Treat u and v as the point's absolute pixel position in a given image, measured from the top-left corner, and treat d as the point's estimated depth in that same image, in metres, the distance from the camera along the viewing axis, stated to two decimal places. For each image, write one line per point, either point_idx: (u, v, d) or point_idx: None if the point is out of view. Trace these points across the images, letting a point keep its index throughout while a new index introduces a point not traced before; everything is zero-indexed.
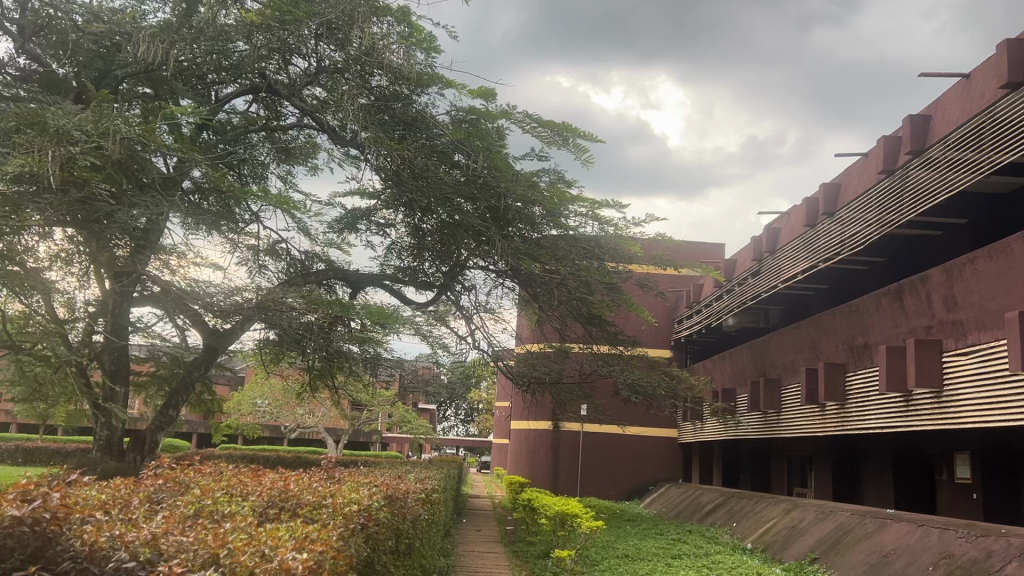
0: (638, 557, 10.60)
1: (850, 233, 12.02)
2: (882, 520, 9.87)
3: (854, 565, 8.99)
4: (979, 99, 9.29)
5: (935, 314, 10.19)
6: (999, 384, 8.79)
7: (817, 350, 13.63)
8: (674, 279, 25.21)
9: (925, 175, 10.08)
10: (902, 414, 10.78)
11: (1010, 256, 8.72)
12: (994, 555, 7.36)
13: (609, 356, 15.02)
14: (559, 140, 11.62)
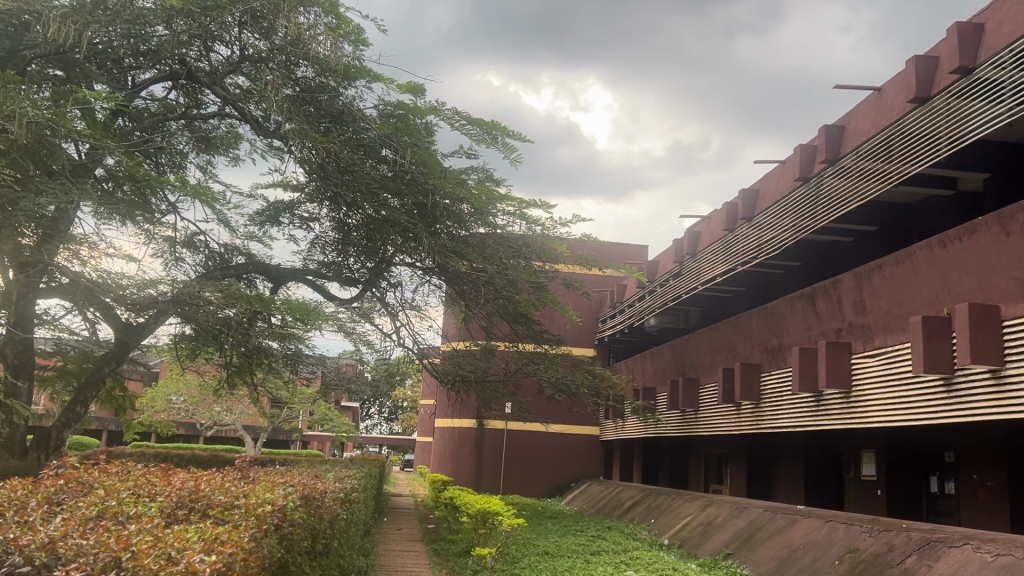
0: (558, 554, 10.70)
1: (768, 238, 12.39)
2: (792, 516, 10.20)
3: (765, 559, 9.26)
4: (889, 112, 9.68)
5: (845, 318, 10.59)
6: (903, 385, 9.20)
7: (735, 351, 14.00)
8: (599, 279, 25.55)
9: (839, 184, 10.47)
10: (813, 413, 11.16)
11: (915, 264, 9.13)
12: (896, 549, 7.70)
13: (535, 354, 15.08)
14: (488, 138, 11.64)
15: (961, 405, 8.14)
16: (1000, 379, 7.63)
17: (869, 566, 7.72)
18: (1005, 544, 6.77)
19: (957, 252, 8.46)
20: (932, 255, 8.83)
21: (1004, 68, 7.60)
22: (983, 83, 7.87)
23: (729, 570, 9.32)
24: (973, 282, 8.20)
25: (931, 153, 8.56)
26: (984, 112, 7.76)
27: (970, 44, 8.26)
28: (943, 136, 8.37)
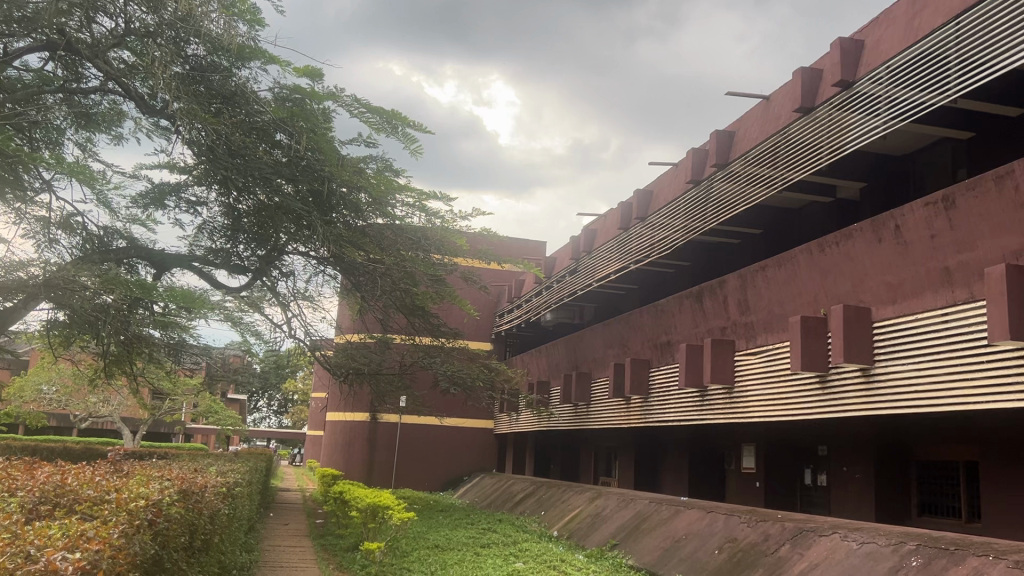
0: (448, 547, 10.69)
1: (660, 237, 12.75)
2: (676, 507, 10.53)
3: (650, 549, 9.53)
4: (776, 120, 10.09)
5: (730, 316, 11.00)
6: (781, 382, 9.63)
7: (626, 347, 14.33)
8: (498, 275, 25.67)
9: (728, 188, 10.86)
10: (697, 408, 11.54)
11: (795, 266, 9.57)
12: (771, 538, 8.07)
13: (431, 347, 15.02)
14: (387, 128, 11.52)
15: (833, 401, 8.60)
16: (869, 376, 8.10)
17: (746, 554, 8.05)
18: (870, 532, 7.20)
19: (833, 256, 8.91)
20: (811, 257, 9.28)
21: (881, 84, 8.04)
22: (862, 96, 8.30)
23: (615, 560, 9.53)
24: (848, 285, 8.66)
25: (813, 161, 8.97)
26: (863, 124, 8.19)
27: (849, 59, 8.71)
28: (824, 146, 8.80)
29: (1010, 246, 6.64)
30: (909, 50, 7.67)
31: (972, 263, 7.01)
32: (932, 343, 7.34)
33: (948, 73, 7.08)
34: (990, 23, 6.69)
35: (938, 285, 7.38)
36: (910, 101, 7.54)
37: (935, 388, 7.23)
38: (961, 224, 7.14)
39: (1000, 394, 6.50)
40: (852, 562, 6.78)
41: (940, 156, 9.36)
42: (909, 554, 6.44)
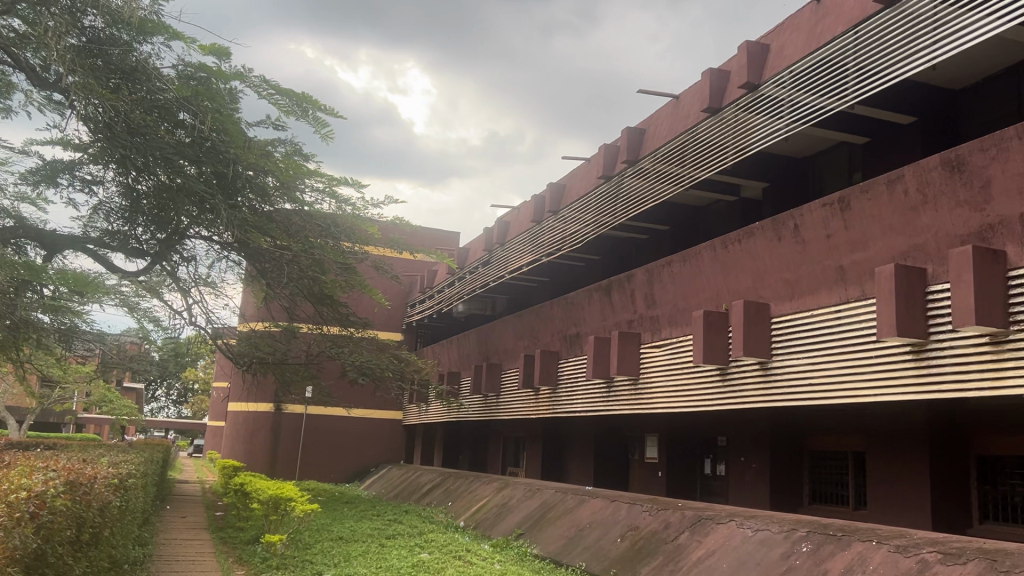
0: (352, 539, 10.56)
1: (572, 231, 12.90)
2: (581, 496, 10.70)
3: (554, 538, 9.65)
4: (685, 120, 10.33)
5: (637, 310, 11.22)
6: (684, 373, 9.90)
7: (536, 339, 14.47)
8: (410, 264, 25.49)
9: (638, 184, 11.08)
10: (603, 400, 11.74)
11: (700, 262, 9.83)
12: (672, 526, 8.30)
13: (339, 337, 14.81)
14: (297, 111, 11.31)
15: (732, 393, 8.89)
16: (766, 369, 8.41)
17: (647, 542, 8.24)
18: (764, 520, 7.49)
19: (736, 253, 9.20)
20: (714, 254, 9.55)
21: (784, 88, 8.33)
22: (766, 99, 8.58)
23: (520, 549, 9.62)
24: (749, 281, 8.96)
25: (718, 161, 9.25)
26: (766, 126, 8.49)
27: (755, 63, 8.98)
28: (729, 146, 9.08)
29: (898, 247, 7.00)
30: (811, 56, 7.98)
31: (864, 262, 7.36)
32: (826, 337, 7.66)
33: (846, 80, 7.40)
34: (886, 34, 7.02)
35: (832, 283, 7.71)
36: (811, 106, 7.84)
37: (826, 381, 7.57)
38: (855, 225, 7.48)
39: (886, 387, 6.85)
40: (746, 548, 7.03)
41: (837, 160, 9.78)
42: (799, 540, 6.73)
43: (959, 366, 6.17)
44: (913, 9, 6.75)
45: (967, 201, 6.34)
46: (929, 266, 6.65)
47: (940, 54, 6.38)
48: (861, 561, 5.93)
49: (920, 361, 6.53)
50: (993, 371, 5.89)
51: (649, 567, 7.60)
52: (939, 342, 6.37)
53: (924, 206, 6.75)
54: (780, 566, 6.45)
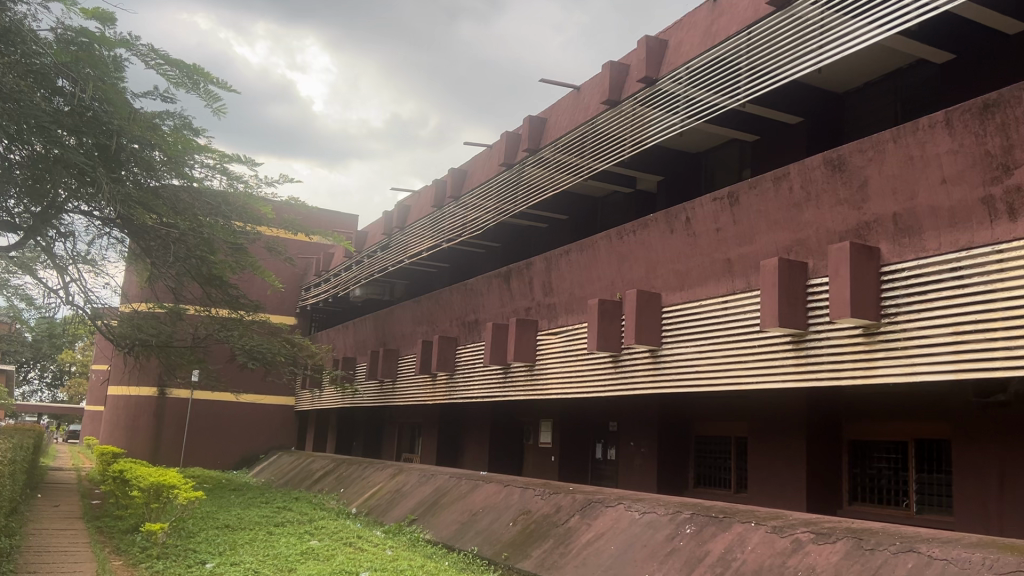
0: (238, 527, 10.28)
1: (472, 218, 12.92)
2: (475, 481, 10.75)
3: (447, 523, 9.67)
4: (585, 110, 10.46)
5: (534, 297, 11.33)
6: (578, 360, 10.09)
7: (434, 325, 14.41)
8: (306, 247, 24.89)
9: (538, 173, 11.17)
10: (500, 386, 11.80)
11: (596, 251, 10.00)
12: (563, 510, 8.45)
13: (229, 320, 14.35)
14: (187, 83, 10.86)
15: (624, 380, 9.11)
16: (657, 357, 8.66)
17: (539, 525, 8.37)
18: (651, 503, 7.73)
19: (630, 244, 9.40)
20: (610, 244, 9.72)
21: (680, 84, 8.55)
22: (663, 94, 8.79)
23: (412, 535, 9.59)
24: (642, 271, 9.18)
25: (617, 153, 9.45)
26: (662, 121, 8.71)
27: (654, 57, 9.17)
28: (627, 140, 9.29)
29: (782, 241, 7.31)
30: (706, 54, 8.21)
31: (750, 255, 7.65)
32: (712, 327, 7.94)
33: (739, 79, 7.66)
34: (777, 36, 7.29)
35: (720, 275, 7.99)
36: (706, 102, 8.08)
37: (713, 369, 7.85)
38: (743, 219, 7.76)
39: (768, 375, 7.16)
40: (633, 531, 7.23)
41: (728, 156, 10.11)
42: (684, 522, 6.97)
43: (835, 355, 6.51)
44: (802, 14, 7.04)
45: (846, 200, 6.69)
46: (810, 260, 6.98)
47: (825, 58, 6.67)
48: (740, 541, 6.20)
49: (799, 350, 6.85)
50: (865, 361, 6.25)
51: (540, 550, 7.71)
52: (817, 333, 6.71)
53: (806, 203, 7.08)
54: (664, 547, 6.66)
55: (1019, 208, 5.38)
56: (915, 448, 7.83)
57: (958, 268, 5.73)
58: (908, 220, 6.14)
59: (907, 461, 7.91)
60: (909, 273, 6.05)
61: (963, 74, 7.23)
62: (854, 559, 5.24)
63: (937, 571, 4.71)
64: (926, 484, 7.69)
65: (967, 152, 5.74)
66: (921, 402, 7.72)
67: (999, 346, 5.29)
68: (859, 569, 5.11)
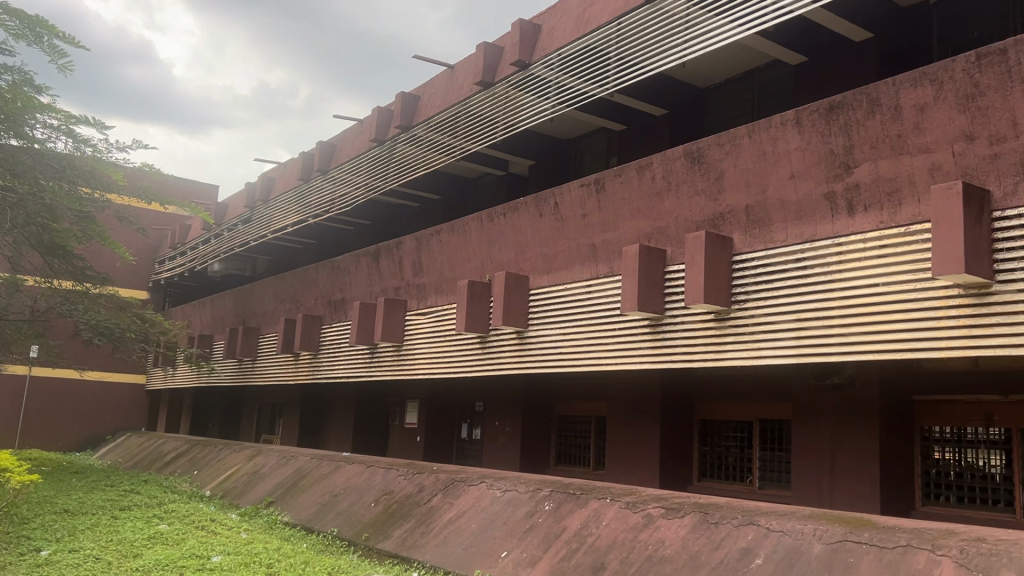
0: (79, 512, 9.69)
1: (341, 194, 12.65)
2: (337, 462, 10.59)
3: (306, 505, 9.48)
4: (458, 90, 10.41)
5: (403, 277, 11.24)
6: (445, 340, 10.11)
7: (298, 303, 14.03)
8: (161, 217, 23.63)
9: (411, 151, 11.06)
10: (364, 366, 11.65)
11: (466, 233, 10.01)
12: (425, 489, 8.46)
13: (72, 293, 13.43)
14: (29, 36, 10.04)
15: (491, 361, 9.20)
16: (522, 339, 8.79)
17: (400, 506, 8.34)
18: (512, 481, 7.87)
19: (500, 226, 9.45)
20: (481, 225, 9.75)
21: (552, 69, 8.64)
22: (536, 79, 8.87)
23: (269, 517, 9.35)
24: (510, 254, 9.27)
25: (489, 136, 9.48)
26: (534, 105, 8.81)
27: (527, 41, 9.20)
28: (500, 122, 9.33)
29: (644, 228, 7.55)
30: (578, 41, 8.33)
31: (614, 241, 7.87)
32: (576, 311, 8.14)
33: (608, 68, 7.84)
34: (645, 29, 7.49)
35: (585, 259, 8.19)
36: (577, 90, 8.22)
37: (575, 352, 8.05)
38: (608, 205, 7.95)
39: (627, 358, 7.41)
40: (494, 508, 7.34)
41: (596, 143, 10.33)
42: (543, 499, 7.14)
43: (689, 339, 6.82)
44: (669, 9, 7.26)
45: (704, 191, 6.98)
46: (669, 248, 7.26)
47: (689, 53, 6.92)
48: (596, 516, 6.41)
49: (656, 334, 7.13)
50: (716, 345, 6.57)
51: (401, 530, 7.69)
52: (674, 317, 6.99)
53: (667, 192, 7.32)
54: (523, 524, 6.79)
55: (857, 203, 5.79)
56: (760, 428, 8.32)
57: (802, 259, 6.11)
58: (759, 212, 6.49)
59: (752, 440, 8.40)
60: (759, 262, 6.41)
61: (813, 75, 7.66)
62: (700, 532, 5.52)
63: (773, 542, 5.04)
64: (768, 461, 8.19)
65: (813, 150, 6.11)
66: (766, 384, 8.20)
67: (836, 332, 5.70)
68: (704, 542, 5.38)
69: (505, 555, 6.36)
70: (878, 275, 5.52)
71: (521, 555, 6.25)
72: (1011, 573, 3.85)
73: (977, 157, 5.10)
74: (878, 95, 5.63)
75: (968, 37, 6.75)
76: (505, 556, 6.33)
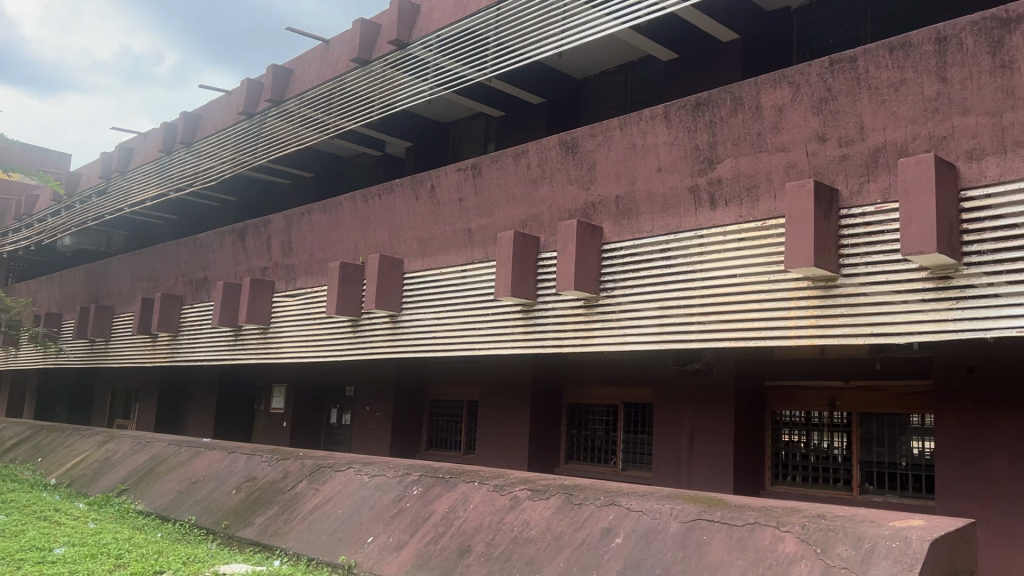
0: None
1: (206, 167, 12.09)
2: (196, 449, 10.15)
3: (162, 493, 9.05)
4: (333, 66, 10.14)
5: (271, 257, 10.88)
6: (314, 322, 9.87)
7: (157, 282, 13.33)
8: (5, 185, 21.89)
9: (281, 126, 10.70)
10: (228, 348, 11.22)
11: (339, 213, 9.78)
12: (290, 476, 8.25)
13: None
14: None
15: (361, 344, 9.05)
16: (395, 323, 8.69)
17: (263, 493, 8.09)
18: (380, 466, 7.79)
19: (374, 207, 9.29)
20: (354, 206, 9.55)
21: (430, 50, 8.54)
22: (413, 59, 8.75)
23: (121, 506, 8.87)
24: (385, 236, 9.14)
25: (364, 114, 9.29)
26: (411, 86, 8.70)
27: (407, 20, 9.04)
28: (376, 101, 9.16)
29: (519, 216, 7.61)
30: (457, 24, 8.27)
31: (489, 227, 7.90)
32: (450, 295, 8.13)
33: (486, 54, 7.82)
34: (523, 16, 7.52)
35: (460, 244, 8.18)
36: (455, 73, 8.17)
37: (447, 336, 8.03)
38: (483, 191, 7.96)
39: (497, 343, 7.46)
40: (361, 494, 7.24)
41: (474, 128, 10.33)
42: (411, 483, 7.11)
43: (559, 326, 6.94)
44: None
45: (576, 180, 7.10)
46: (542, 235, 7.35)
47: (566, 43, 7.00)
48: (463, 500, 6.45)
49: (528, 320, 7.22)
50: (585, 331, 6.72)
51: (264, 517, 7.46)
52: (546, 304, 7.11)
53: (541, 180, 7.40)
54: (391, 509, 6.74)
55: (719, 197, 6.04)
56: (624, 411, 8.59)
57: (666, 250, 6.32)
58: (628, 203, 6.66)
59: (617, 423, 8.66)
60: (627, 251, 6.59)
61: (683, 71, 7.92)
62: (564, 513, 5.65)
63: (633, 522, 5.21)
64: (631, 443, 8.48)
65: (679, 145, 6.31)
66: (631, 369, 8.46)
67: (695, 321, 5.93)
68: (568, 522, 5.51)
69: (371, 540, 6.29)
70: (736, 267, 5.79)
71: (387, 540, 6.20)
72: (846, 546, 4.14)
73: (828, 158, 5.42)
74: (741, 95, 5.88)
75: (825, 44, 7.14)
76: (371, 541, 6.26)
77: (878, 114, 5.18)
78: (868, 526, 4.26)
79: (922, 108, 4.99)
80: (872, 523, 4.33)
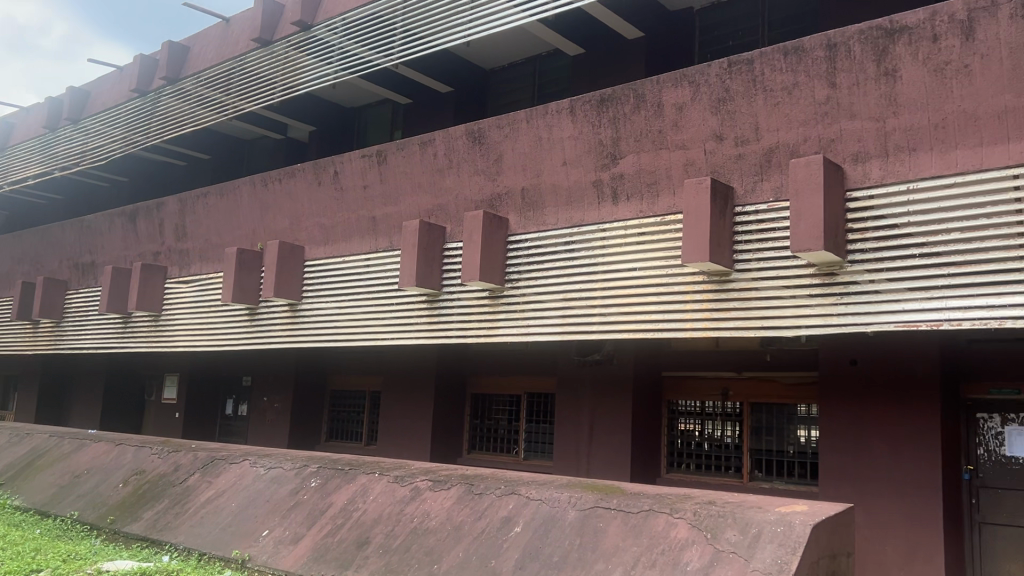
0: None
1: (95, 145, 11.50)
2: (79, 441, 9.67)
3: (42, 488, 8.59)
4: (233, 45, 9.80)
5: (165, 241, 10.45)
6: (210, 309, 9.56)
7: (39, 265, 12.61)
8: None
9: (177, 105, 10.29)
10: (117, 336, 10.73)
11: (237, 198, 9.47)
12: (182, 468, 7.96)
13: None
14: None
15: (259, 333, 8.80)
16: (295, 311, 8.50)
17: (153, 486, 7.79)
18: (277, 458, 7.61)
19: (274, 193, 9.04)
20: (253, 190, 9.27)
21: (335, 33, 8.36)
22: (318, 41, 8.55)
23: None
24: (286, 222, 8.91)
25: (265, 95, 9.03)
26: (315, 69, 8.51)
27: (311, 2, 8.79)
28: (278, 83, 8.91)
29: (425, 205, 7.56)
30: (363, 8, 8.12)
31: (394, 215, 7.81)
32: (353, 284, 8.00)
33: (393, 39, 7.72)
34: (431, 3, 7.44)
35: (365, 232, 8.06)
36: (361, 58, 8.02)
37: (348, 325, 7.90)
38: (388, 179, 7.86)
39: (401, 333, 7.39)
40: (257, 486, 7.06)
41: (380, 114, 10.18)
42: (309, 475, 6.97)
43: (463, 316, 6.93)
44: None
45: (482, 171, 7.09)
46: (447, 225, 7.32)
47: (474, 33, 6.96)
48: (363, 491, 6.37)
49: (432, 310, 7.18)
50: (489, 322, 6.73)
51: (154, 511, 7.18)
52: (450, 294, 7.08)
53: (447, 170, 7.36)
54: (287, 501, 6.59)
55: (621, 192, 6.15)
56: (527, 401, 8.66)
57: (570, 242, 6.40)
58: (533, 196, 6.71)
59: (520, 413, 8.73)
60: (532, 243, 6.64)
61: (589, 67, 8.01)
62: (465, 503, 5.66)
63: (532, 510, 5.26)
64: (533, 433, 8.56)
65: (584, 138, 6.38)
66: (535, 359, 8.54)
67: (596, 313, 6.02)
68: (468, 511, 5.53)
69: (266, 534, 6.14)
70: (636, 260, 5.91)
71: (284, 533, 6.06)
72: (734, 531, 4.30)
73: (724, 156, 5.59)
74: (644, 92, 5.99)
75: (725, 45, 7.35)
76: (266, 535, 6.11)
77: (771, 115, 5.37)
78: (755, 511, 4.43)
79: (813, 111, 5.20)
80: (759, 509, 4.51)
